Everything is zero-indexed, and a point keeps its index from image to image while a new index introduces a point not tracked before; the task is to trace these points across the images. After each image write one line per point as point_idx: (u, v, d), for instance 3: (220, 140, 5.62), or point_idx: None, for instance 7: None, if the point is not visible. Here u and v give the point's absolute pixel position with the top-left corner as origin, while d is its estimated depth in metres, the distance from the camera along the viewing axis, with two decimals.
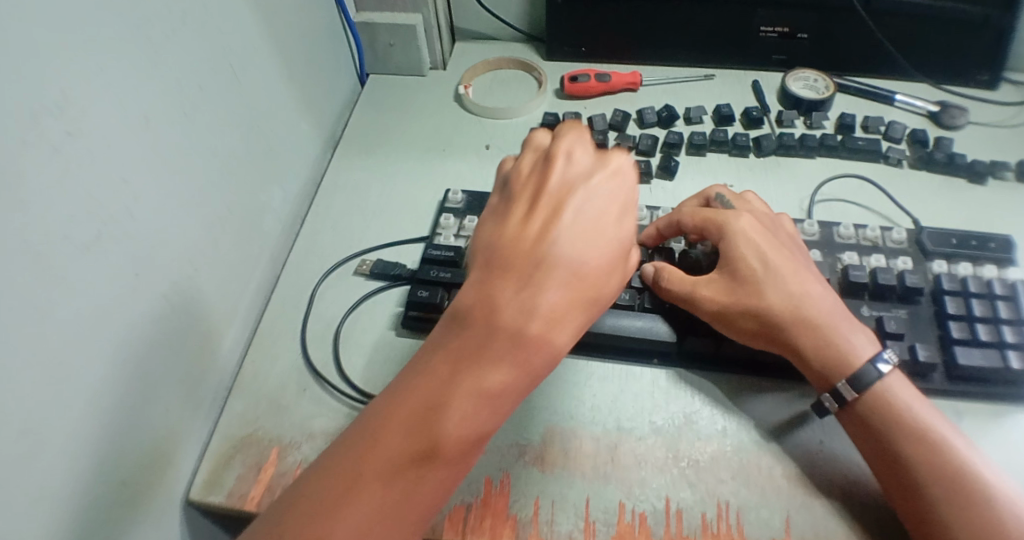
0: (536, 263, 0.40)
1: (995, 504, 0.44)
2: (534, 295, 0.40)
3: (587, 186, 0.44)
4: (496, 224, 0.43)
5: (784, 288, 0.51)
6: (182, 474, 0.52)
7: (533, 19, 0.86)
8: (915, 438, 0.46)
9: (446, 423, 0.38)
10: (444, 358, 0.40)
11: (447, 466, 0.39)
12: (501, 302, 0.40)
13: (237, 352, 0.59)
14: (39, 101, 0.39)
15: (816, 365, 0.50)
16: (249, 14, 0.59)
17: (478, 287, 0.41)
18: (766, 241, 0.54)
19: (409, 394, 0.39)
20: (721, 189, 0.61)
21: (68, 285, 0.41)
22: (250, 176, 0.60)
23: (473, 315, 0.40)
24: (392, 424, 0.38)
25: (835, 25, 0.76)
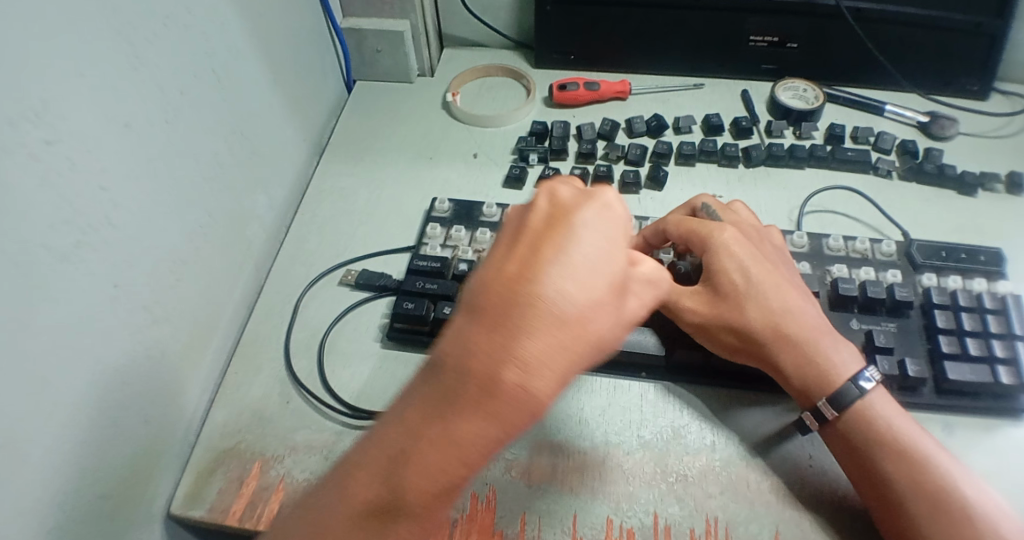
0: (591, 229, 0.37)
1: (979, 522, 0.44)
2: (584, 325, 0.35)
3: (580, 210, 0.38)
4: (499, 249, 0.37)
5: (765, 304, 0.51)
6: (161, 488, 0.51)
7: (522, 26, 0.85)
8: (899, 455, 0.46)
9: (494, 386, 0.34)
10: (495, 392, 0.34)
11: (497, 422, 0.34)
12: (567, 327, 0.35)
13: (219, 363, 0.58)
14: (18, 106, 0.38)
15: (795, 381, 0.50)
16: (235, 18, 0.58)
17: (495, 268, 0.36)
18: (748, 256, 0.53)
19: (455, 357, 0.35)
20: (706, 197, 0.60)
21: (46, 294, 0.40)
22: (235, 183, 0.59)
23: (531, 350, 0.34)
24: (451, 413, 0.35)
25: (825, 35, 0.76)
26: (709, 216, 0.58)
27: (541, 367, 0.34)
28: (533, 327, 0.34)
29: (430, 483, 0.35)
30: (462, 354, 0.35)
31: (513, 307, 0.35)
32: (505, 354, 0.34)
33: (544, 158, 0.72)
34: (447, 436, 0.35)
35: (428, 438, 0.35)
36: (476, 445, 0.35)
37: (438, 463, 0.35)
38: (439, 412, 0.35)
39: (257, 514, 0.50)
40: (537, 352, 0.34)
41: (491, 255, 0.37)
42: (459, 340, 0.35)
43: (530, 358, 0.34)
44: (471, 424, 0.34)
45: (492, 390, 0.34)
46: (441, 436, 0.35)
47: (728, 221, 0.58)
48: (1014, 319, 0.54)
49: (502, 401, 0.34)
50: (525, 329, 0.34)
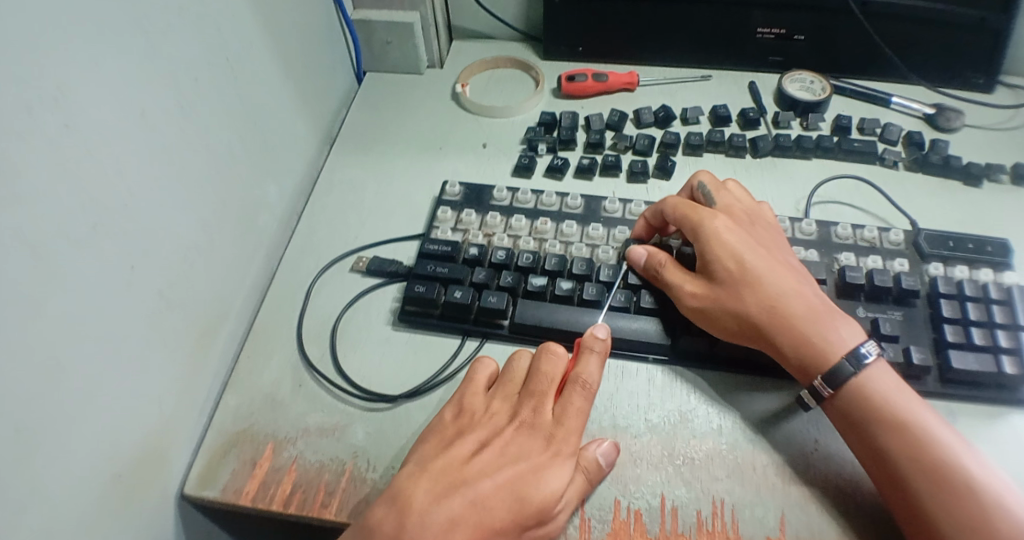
0: (552, 416, 0.50)
1: (985, 497, 0.44)
2: (538, 483, 0.46)
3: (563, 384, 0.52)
4: (497, 392, 0.52)
5: (759, 285, 0.52)
6: (175, 470, 0.52)
7: (531, 18, 0.86)
8: (898, 432, 0.46)
9: (459, 498, 0.45)
10: (444, 509, 0.45)
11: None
12: (511, 479, 0.46)
13: (232, 348, 0.59)
14: (35, 91, 0.39)
15: (791, 358, 0.51)
16: (248, 7, 0.59)
17: (491, 403, 0.51)
18: (740, 241, 0.54)
19: (437, 465, 0.47)
20: (703, 177, 0.61)
21: (64, 274, 0.41)
22: (247, 171, 0.60)
23: (487, 484, 0.46)
24: (424, 514, 0.44)
25: (831, 28, 0.76)
26: (705, 198, 0.60)
27: (484, 512, 0.45)
28: (501, 465, 0.47)
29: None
30: (442, 459, 0.47)
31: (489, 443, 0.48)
32: (475, 479, 0.46)
33: (552, 148, 0.73)
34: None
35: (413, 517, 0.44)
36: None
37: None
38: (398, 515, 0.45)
39: (270, 495, 0.51)
40: (487, 490, 0.46)
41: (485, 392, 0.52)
42: (453, 454, 0.48)
43: (484, 492, 0.46)
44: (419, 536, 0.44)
45: (437, 513, 0.44)
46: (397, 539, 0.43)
47: (723, 202, 0.59)
48: (1019, 310, 0.54)
49: (449, 521, 0.44)
50: (494, 472, 0.47)
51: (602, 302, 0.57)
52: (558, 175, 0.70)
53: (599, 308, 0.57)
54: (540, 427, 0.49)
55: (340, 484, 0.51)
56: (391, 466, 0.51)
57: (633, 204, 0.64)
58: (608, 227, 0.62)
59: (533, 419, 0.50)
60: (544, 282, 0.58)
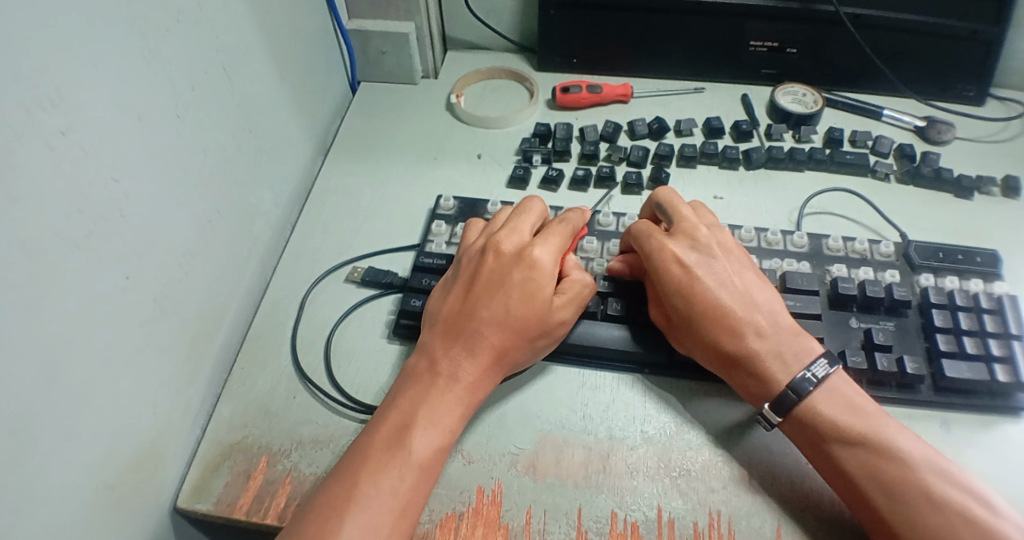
0: (544, 265, 0.52)
1: (947, 509, 0.44)
2: (546, 253, 0.53)
3: (546, 239, 0.54)
4: (485, 253, 0.54)
5: (701, 317, 0.52)
6: (168, 482, 0.51)
7: (526, 29, 0.86)
8: (855, 451, 0.47)
9: (466, 357, 0.50)
10: (465, 362, 0.50)
11: (455, 403, 0.49)
12: (523, 322, 0.51)
13: (226, 358, 0.59)
14: (34, 96, 0.38)
15: (739, 381, 0.52)
16: (245, 16, 0.59)
17: (483, 251, 0.54)
18: (688, 268, 0.53)
19: (435, 335, 0.51)
20: (662, 194, 0.59)
21: (63, 282, 0.41)
22: (243, 179, 0.60)
23: (500, 309, 0.50)
24: (434, 387, 0.49)
25: (823, 40, 0.77)
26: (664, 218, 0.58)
27: (501, 355, 0.51)
28: (494, 301, 0.51)
29: (420, 432, 0.47)
30: (443, 318, 0.52)
31: (494, 293, 0.51)
32: (482, 326, 0.50)
33: (547, 159, 0.73)
34: (432, 397, 0.48)
35: (424, 387, 0.49)
36: (452, 405, 0.48)
37: (422, 416, 0.47)
38: (426, 378, 0.49)
39: (264, 508, 0.50)
40: (500, 336, 0.50)
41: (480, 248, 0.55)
42: (453, 310, 0.52)
43: (486, 342, 0.50)
44: (450, 391, 0.49)
45: (460, 368, 0.49)
46: (432, 394, 0.48)
47: (677, 223, 0.57)
48: (1010, 319, 0.54)
49: (475, 371, 0.50)
50: (502, 267, 0.52)
51: (597, 314, 0.57)
52: (552, 186, 0.70)
53: (596, 320, 0.57)
54: (535, 274, 0.52)
55: None
56: None
57: (625, 218, 0.64)
58: (603, 240, 0.62)
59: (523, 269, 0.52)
60: None
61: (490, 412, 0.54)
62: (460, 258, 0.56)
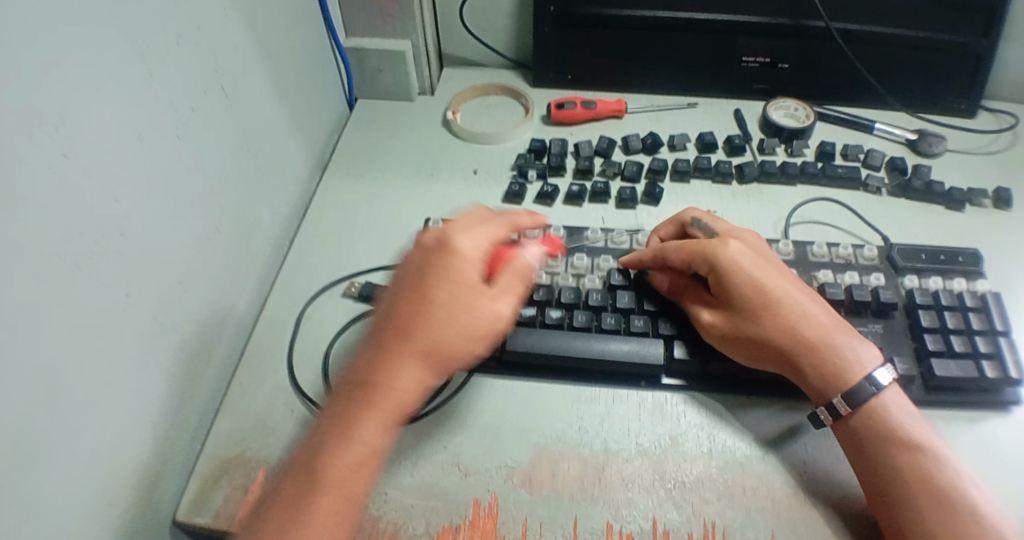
0: (464, 257, 0.50)
1: (986, 519, 0.45)
2: (467, 246, 0.50)
3: (463, 234, 0.51)
4: (411, 257, 0.51)
5: (780, 310, 0.52)
6: (166, 496, 0.52)
7: (521, 47, 0.88)
8: (906, 454, 0.47)
9: (388, 362, 0.46)
10: (393, 367, 0.46)
11: (378, 413, 0.46)
12: (455, 319, 0.48)
13: (224, 373, 0.59)
14: (39, 117, 0.39)
15: (811, 377, 0.51)
16: (244, 36, 0.60)
17: (410, 256, 0.52)
18: (755, 265, 0.55)
19: (364, 344, 0.49)
20: (696, 212, 0.62)
21: (64, 299, 0.41)
22: (242, 196, 0.61)
23: (415, 310, 0.48)
24: (361, 402, 0.46)
25: (814, 55, 0.78)
26: (702, 230, 0.60)
27: (439, 357, 0.48)
28: (411, 300, 0.48)
29: (347, 450, 0.44)
30: (373, 324, 0.50)
31: (417, 293, 0.48)
32: (404, 329, 0.47)
33: (542, 174, 0.74)
34: (362, 410, 0.45)
35: (348, 402, 0.46)
36: (375, 417, 0.45)
37: (353, 431, 0.45)
38: (359, 388, 0.46)
39: None
40: (422, 336, 0.47)
41: (408, 254, 0.52)
42: (377, 316, 0.50)
43: (409, 345, 0.47)
44: (375, 402, 0.46)
45: (390, 374, 0.46)
46: (365, 405, 0.46)
47: (724, 233, 0.59)
48: (994, 316, 0.56)
49: (406, 377, 0.46)
50: (420, 264, 0.50)
51: (591, 329, 0.57)
52: (548, 201, 0.71)
53: (591, 333, 0.57)
54: (456, 270, 0.49)
55: None
56: (384, 493, 0.50)
57: (614, 233, 0.65)
58: (592, 257, 0.63)
59: (443, 265, 0.49)
60: (533, 312, 0.58)
61: (485, 426, 0.54)
62: (394, 267, 0.54)
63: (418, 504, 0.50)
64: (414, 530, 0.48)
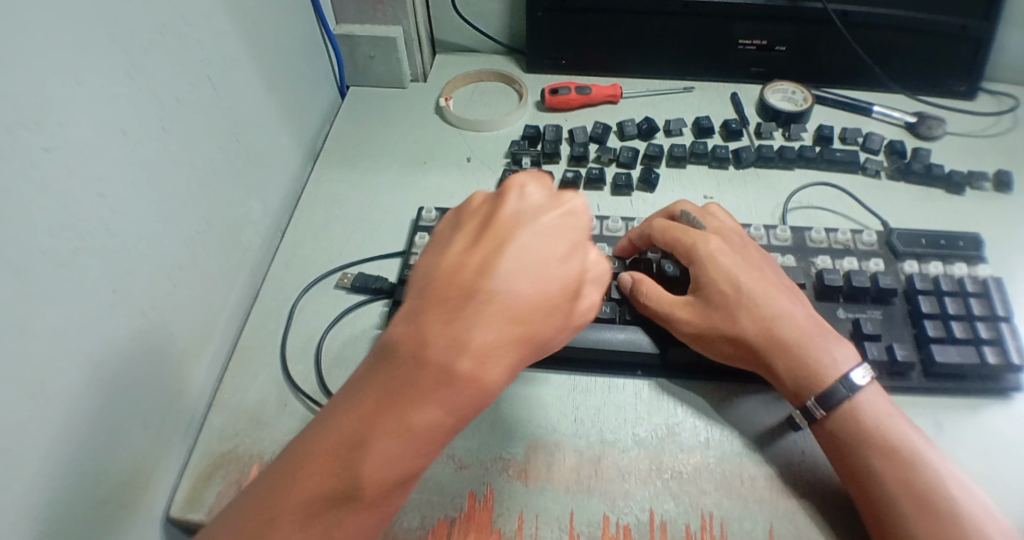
0: (575, 223, 0.46)
1: (969, 522, 0.44)
2: (578, 219, 0.46)
3: (566, 205, 0.46)
4: (510, 211, 0.45)
5: (753, 306, 0.52)
6: (160, 493, 0.51)
7: (514, 32, 0.86)
8: (887, 456, 0.46)
9: (474, 352, 0.40)
10: (478, 336, 0.40)
11: (461, 384, 0.40)
12: (527, 333, 0.42)
13: (216, 368, 0.58)
14: (14, 112, 0.38)
15: (781, 374, 0.51)
16: (230, 25, 0.59)
17: (505, 217, 0.45)
18: (735, 264, 0.54)
19: (428, 310, 0.41)
20: (686, 204, 0.60)
21: (48, 299, 0.40)
22: (231, 188, 0.60)
23: (514, 305, 0.42)
24: (440, 386, 0.40)
25: (811, 37, 0.77)
26: (690, 223, 0.58)
27: (538, 276, 0.43)
28: (516, 283, 0.42)
29: (419, 418, 0.40)
30: (442, 290, 0.41)
31: (512, 258, 0.43)
32: (500, 303, 0.41)
33: (536, 161, 0.72)
34: (464, 309, 0.41)
35: (418, 385, 0.40)
36: (446, 408, 0.40)
37: (443, 335, 0.40)
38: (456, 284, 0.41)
39: None
40: (514, 326, 0.42)
41: (492, 213, 0.45)
42: (454, 282, 0.42)
43: (491, 339, 0.41)
44: (452, 385, 0.40)
45: (498, 280, 0.41)
46: (465, 305, 0.41)
47: (711, 228, 0.58)
48: (996, 302, 0.55)
49: (521, 294, 0.42)
50: (522, 227, 0.44)
51: None
52: None
53: None
54: (569, 242, 0.45)
55: None
56: None
57: (611, 220, 0.64)
58: None
59: (556, 241, 0.44)
60: None
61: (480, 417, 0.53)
62: (457, 215, 0.47)
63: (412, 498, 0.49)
64: (409, 524, 0.48)
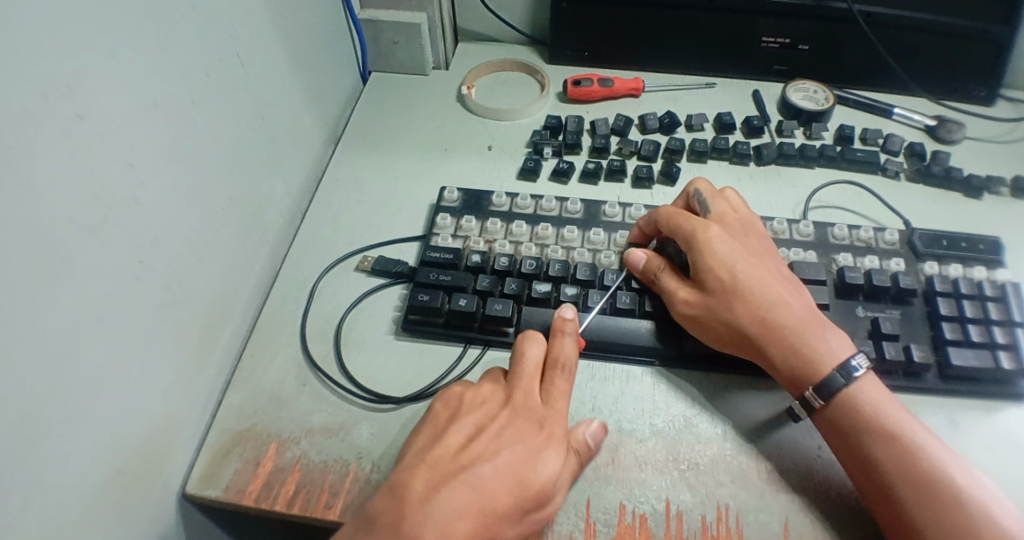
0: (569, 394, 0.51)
1: (974, 511, 0.44)
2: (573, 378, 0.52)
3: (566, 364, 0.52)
4: (523, 378, 0.51)
5: (748, 292, 0.52)
6: (177, 469, 0.51)
7: (538, 22, 0.86)
8: (888, 445, 0.47)
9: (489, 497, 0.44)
10: (491, 483, 0.45)
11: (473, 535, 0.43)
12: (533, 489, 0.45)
13: (236, 346, 0.59)
14: (51, 81, 0.38)
15: (777, 360, 0.51)
16: (259, 4, 0.59)
17: (521, 386, 0.50)
18: (732, 251, 0.55)
19: (446, 473, 0.45)
20: (702, 184, 0.61)
21: (77, 270, 0.41)
22: (254, 168, 0.60)
23: (526, 459, 0.46)
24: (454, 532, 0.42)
25: (836, 37, 0.77)
26: (701, 206, 0.59)
27: (525, 448, 0.46)
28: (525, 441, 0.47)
29: None
30: (465, 458, 0.46)
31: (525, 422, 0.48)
32: (514, 460, 0.46)
33: (557, 152, 0.73)
34: (470, 471, 0.45)
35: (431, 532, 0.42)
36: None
37: (417, 517, 0.43)
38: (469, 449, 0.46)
39: (273, 494, 0.50)
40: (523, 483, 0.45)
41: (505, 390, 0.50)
42: (475, 452, 0.46)
43: (500, 488, 0.45)
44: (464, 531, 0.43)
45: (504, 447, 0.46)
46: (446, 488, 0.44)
47: (717, 214, 0.58)
48: (1014, 307, 0.55)
49: (530, 449, 0.47)
50: (529, 397, 0.50)
51: (606, 307, 0.57)
52: (563, 179, 0.70)
53: (605, 313, 0.57)
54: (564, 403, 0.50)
55: (344, 484, 0.51)
56: None
57: (632, 208, 0.64)
58: (609, 232, 0.62)
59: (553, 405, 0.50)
60: (549, 288, 0.58)
61: None
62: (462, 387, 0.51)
63: None
64: None
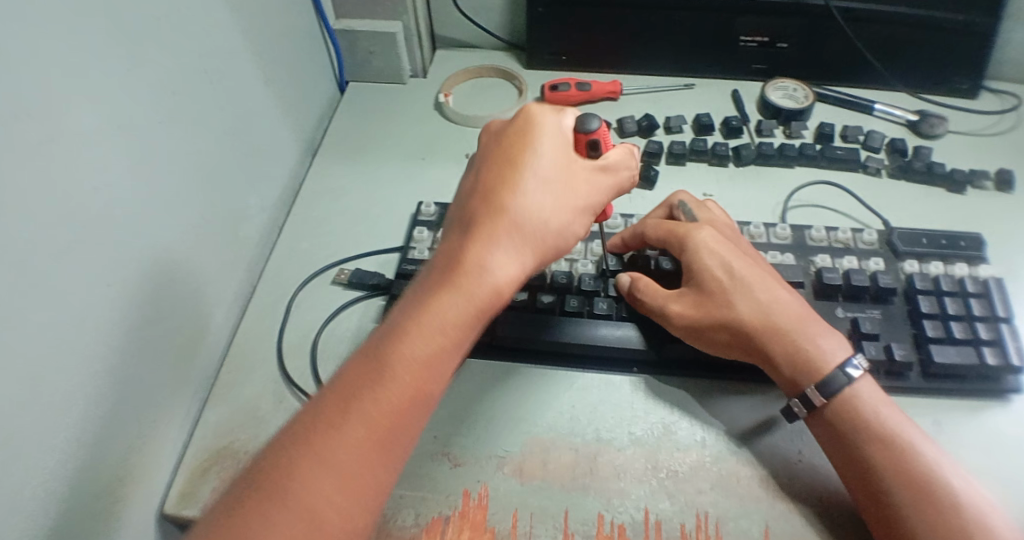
0: (519, 195, 0.46)
1: (966, 509, 0.44)
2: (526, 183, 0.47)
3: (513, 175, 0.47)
4: (462, 217, 0.46)
5: (748, 290, 0.52)
6: (154, 489, 0.51)
7: (515, 27, 0.86)
8: (884, 443, 0.46)
9: (412, 338, 0.41)
10: (422, 320, 0.42)
11: (405, 372, 0.40)
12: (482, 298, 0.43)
13: (213, 364, 0.58)
14: (15, 105, 0.38)
15: (780, 360, 0.50)
16: (229, 18, 0.58)
17: (467, 214, 0.46)
18: (728, 249, 0.54)
19: (386, 331, 0.43)
20: (683, 196, 0.61)
21: (47, 294, 0.40)
22: (229, 183, 0.59)
23: (464, 286, 0.43)
24: (383, 384, 0.40)
25: (815, 34, 0.76)
26: (686, 215, 0.59)
27: (510, 242, 0.45)
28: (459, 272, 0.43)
29: (359, 423, 0.39)
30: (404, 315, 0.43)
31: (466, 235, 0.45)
32: (452, 291, 0.43)
33: None
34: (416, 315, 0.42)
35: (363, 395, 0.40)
36: (398, 394, 0.40)
37: (355, 395, 0.40)
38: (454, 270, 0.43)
39: None
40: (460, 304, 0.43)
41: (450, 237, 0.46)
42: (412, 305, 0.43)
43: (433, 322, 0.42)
44: (398, 375, 0.40)
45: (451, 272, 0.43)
46: (383, 353, 0.41)
47: (704, 221, 0.58)
48: (997, 302, 0.55)
49: (465, 270, 0.43)
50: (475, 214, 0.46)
51: (583, 313, 0.57)
52: None
53: (583, 319, 0.57)
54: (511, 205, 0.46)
55: None
56: None
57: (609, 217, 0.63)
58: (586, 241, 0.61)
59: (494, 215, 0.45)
60: (526, 296, 0.57)
61: (479, 416, 0.53)
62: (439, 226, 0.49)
63: (406, 495, 0.49)
64: (403, 521, 0.47)
